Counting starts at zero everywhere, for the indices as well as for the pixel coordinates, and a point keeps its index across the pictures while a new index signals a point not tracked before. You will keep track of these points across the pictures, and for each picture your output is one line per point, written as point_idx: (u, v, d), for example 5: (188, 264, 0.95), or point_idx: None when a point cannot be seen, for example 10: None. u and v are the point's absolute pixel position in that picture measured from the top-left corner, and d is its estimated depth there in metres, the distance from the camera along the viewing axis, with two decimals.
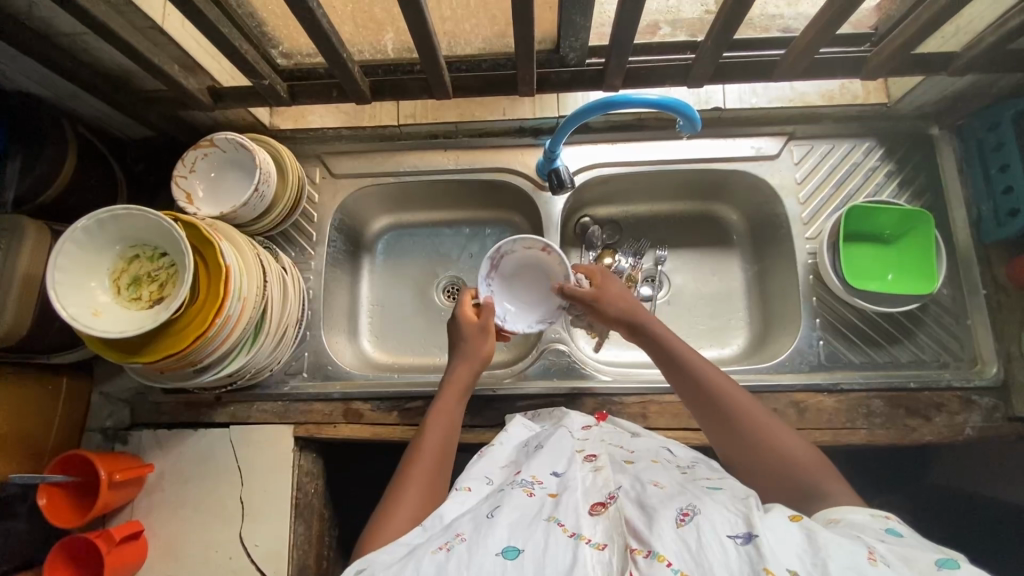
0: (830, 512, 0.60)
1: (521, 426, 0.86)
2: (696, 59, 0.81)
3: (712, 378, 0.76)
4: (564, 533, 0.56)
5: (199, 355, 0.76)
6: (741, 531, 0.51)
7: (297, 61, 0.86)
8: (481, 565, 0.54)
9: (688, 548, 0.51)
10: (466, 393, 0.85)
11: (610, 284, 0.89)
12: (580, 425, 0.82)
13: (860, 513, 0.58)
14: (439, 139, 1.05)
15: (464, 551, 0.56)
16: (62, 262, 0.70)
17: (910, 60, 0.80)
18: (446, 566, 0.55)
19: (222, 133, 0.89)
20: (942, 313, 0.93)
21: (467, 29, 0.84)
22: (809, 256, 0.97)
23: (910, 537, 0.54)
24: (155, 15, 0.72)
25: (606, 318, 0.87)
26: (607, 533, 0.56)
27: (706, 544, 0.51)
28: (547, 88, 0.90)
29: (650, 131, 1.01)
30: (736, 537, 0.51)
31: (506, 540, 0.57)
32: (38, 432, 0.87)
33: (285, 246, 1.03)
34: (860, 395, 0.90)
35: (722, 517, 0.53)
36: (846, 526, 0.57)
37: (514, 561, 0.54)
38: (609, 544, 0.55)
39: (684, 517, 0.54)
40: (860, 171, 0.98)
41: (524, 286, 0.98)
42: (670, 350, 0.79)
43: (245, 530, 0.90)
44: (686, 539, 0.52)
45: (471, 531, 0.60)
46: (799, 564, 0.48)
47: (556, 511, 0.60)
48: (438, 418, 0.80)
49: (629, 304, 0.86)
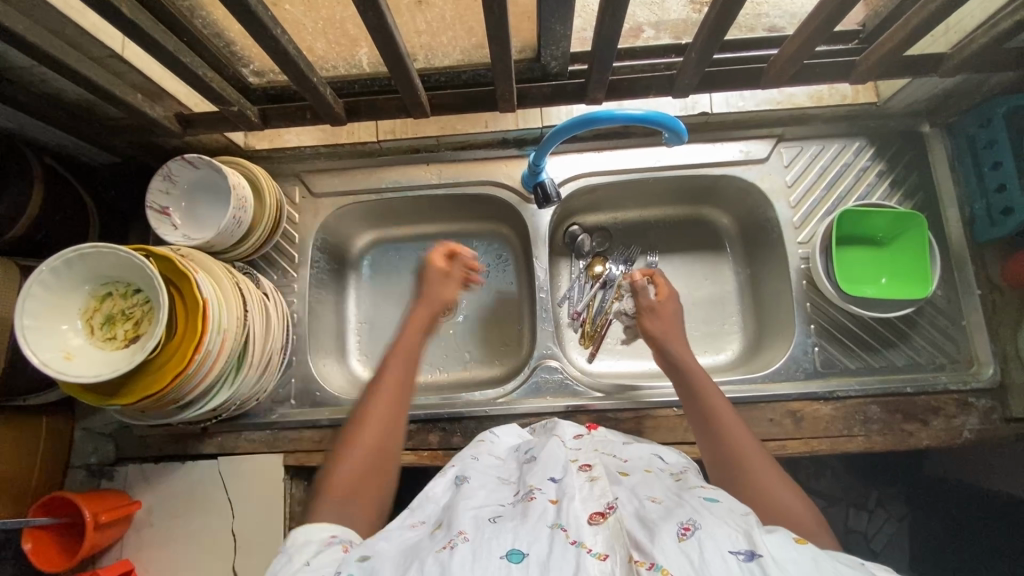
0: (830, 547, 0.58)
1: (511, 434, 0.83)
2: (681, 69, 0.78)
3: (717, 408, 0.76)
4: (566, 540, 0.52)
5: (179, 394, 0.73)
6: (743, 548, 0.49)
7: (268, 80, 0.83)
8: (485, 568, 0.49)
9: (691, 562, 0.49)
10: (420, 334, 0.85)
11: (671, 304, 0.89)
12: (572, 434, 0.78)
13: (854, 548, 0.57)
14: (421, 154, 1.02)
15: (467, 552, 0.52)
16: (29, 306, 0.67)
17: (899, 63, 0.78)
18: (449, 565, 0.50)
19: (148, 182, 0.86)
20: (937, 315, 0.92)
21: (444, 41, 0.81)
22: (801, 261, 0.96)
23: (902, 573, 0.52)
24: (114, 44, 0.69)
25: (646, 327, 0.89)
26: (608, 542, 0.52)
27: (710, 559, 0.48)
28: (528, 101, 0.87)
29: (636, 139, 0.99)
30: (738, 554, 0.48)
31: (510, 543, 0.52)
32: (21, 474, 0.85)
33: (266, 269, 1.00)
34: (857, 402, 0.89)
35: (724, 531, 0.51)
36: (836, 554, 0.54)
37: (519, 564, 0.49)
38: (611, 555, 0.51)
39: (686, 531, 0.52)
40: (852, 172, 0.97)
41: (207, 188, 0.89)
42: (687, 374, 0.80)
43: (237, 564, 0.88)
44: (688, 553, 0.50)
45: (474, 532, 0.55)
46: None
47: (560, 518, 0.55)
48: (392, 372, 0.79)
49: (672, 323, 0.88)
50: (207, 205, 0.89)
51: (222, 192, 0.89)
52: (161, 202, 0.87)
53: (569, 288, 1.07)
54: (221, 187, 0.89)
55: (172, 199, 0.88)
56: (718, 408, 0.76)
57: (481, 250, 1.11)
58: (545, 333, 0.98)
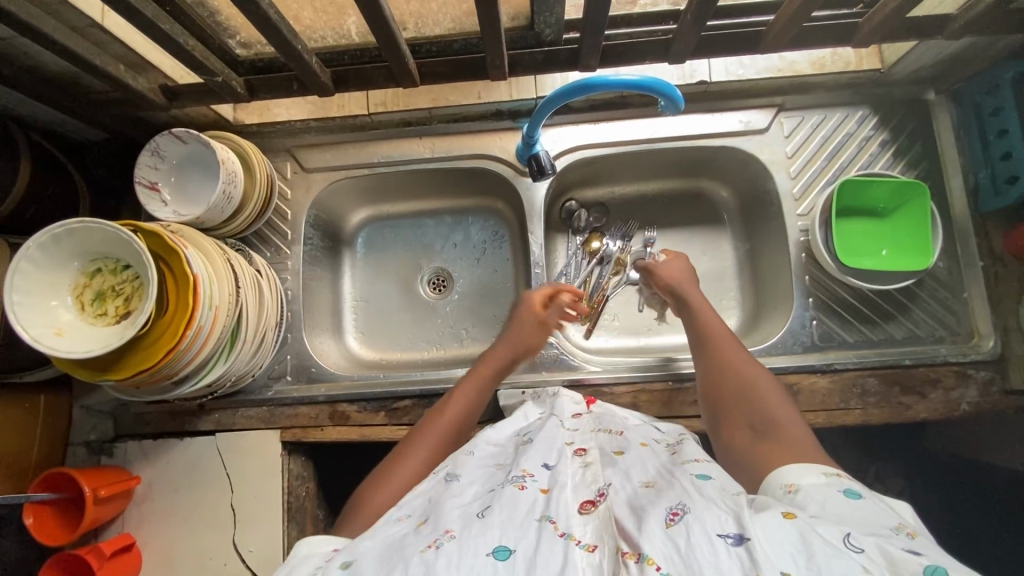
0: (783, 475, 0.60)
1: (510, 420, 0.82)
2: (676, 33, 0.76)
3: (730, 361, 0.77)
4: (555, 532, 0.52)
5: (172, 369, 0.73)
6: (732, 531, 0.48)
7: (256, 51, 0.82)
8: (471, 566, 0.49)
9: (678, 550, 0.48)
10: (498, 374, 0.86)
11: (679, 261, 0.94)
12: (570, 414, 0.79)
13: (813, 475, 0.59)
14: (413, 127, 1.00)
15: (453, 549, 0.51)
16: (18, 283, 0.67)
17: (902, 25, 0.75)
18: (433, 565, 0.49)
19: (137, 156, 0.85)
20: (937, 287, 0.91)
21: (433, 8, 0.79)
22: (800, 233, 0.94)
23: (867, 499, 0.55)
24: (94, 13, 0.68)
25: (660, 285, 0.94)
26: (597, 533, 0.52)
27: (697, 545, 0.48)
28: (520, 70, 0.85)
29: (633, 109, 0.96)
30: (727, 537, 0.48)
31: (497, 540, 0.52)
32: (20, 450, 0.85)
33: (259, 246, 0.99)
34: (855, 375, 0.88)
35: (713, 514, 0.50)
36: (812, 496, 0.56)
37: (506, 562, 0.49)
38: (599, 546, 0.50)
39: (674, 516, 0.51)
40: (853, 143, 0.94)
41: (197, 162, 0.88)
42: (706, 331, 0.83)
43: (237, 538, 0.89)
44: (676, 540, 0.49)
45: (461, 528, 0.54)
46: (792, 567, 0.46)
47: (549, 509, 0.55)
48: (464, 388, 0.83)
49: (688, 279, 0.92)
50: (196, 177, 0.88)
51: (212, 166, 0.87)
52: (148, 175, 0.86)
53: (566, 264, 1.06)
54: (210, 161, 0.87)
55: (160, 173, 0.87)
56: (732, 355, 0.78)
57: (477, 226, 1.10)
58: None
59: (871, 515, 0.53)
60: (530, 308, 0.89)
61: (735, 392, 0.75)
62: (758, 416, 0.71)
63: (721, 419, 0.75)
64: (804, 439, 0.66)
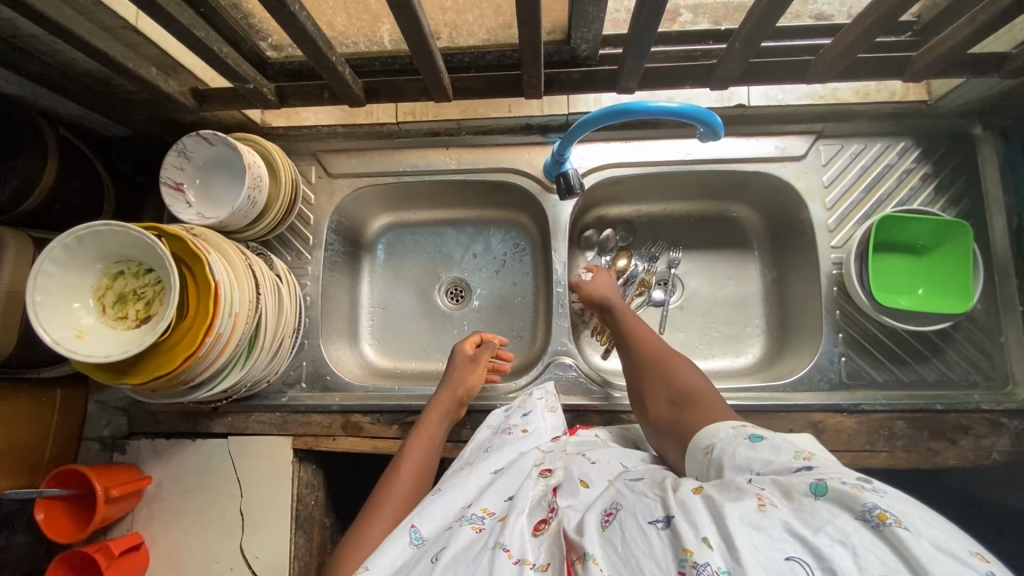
0: (701, 440, 0.60)
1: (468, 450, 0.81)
2: (722, 59, 0.73)
3: (655, 348, 0.77)
4: (508, 560, 0.52)
5: (190, 374, 0.72)
6: (660, 514, 0.48)
7: (287, 54, 0.80)
8: None
9: (616, 549, 0.47)
10: (445, 420, 0.85)
11: (606, 278, 0.92)
12: (548, 438, 0.78)
13: (724, 427, 0.58)
14: (440, 137, 0.98)
15: None
16: (41, 283, 0.67)
17: (956, 62, 0.73)
18: None
19: (165, 158, 0.84)
20: (974, 330, 0.88)
21: (470, 20, 0.77)
22: (833, 266, 0.91)
23: (769, 438, 0.54)
24: (127, 14, 0.67)
25: (587, 299, 0.90)
26: (550, 552, 0.53)
27: (631, 539, 0.47)
28: (557, 87, 0.83)
29: (667, 130, 0.93)
30: (655, 523, 0.47)
31: None
32: (34, 445, 0.85)
33: (280, 250, 0.98)
34: (882, 417, 0.85)
35: (643, 504, 0.50)
36: (721, 455, 0.55)
37: None
38: (551, 563, 0.52)
39: (608, 517, 0.51)
40: (894, 175, 0.91)
41: (222, 167, 0.87)
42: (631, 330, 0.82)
43: (245, 543, 0.89)
44: (611, 540, 0.48)
45: None
46: (711, 531, 0.44)
47: (502, 536, 0.56)
48: (417, 440, 0.81)
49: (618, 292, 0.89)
50: (221, 181, 0.87)
51: (238, 172, 0.87)
52: (173, 176, 0.85)
53: None
54: (236, 167, 0.87)
55: (185, 174, 0.86)
56: (658, 343, 0.78)
57: (498, 238, 1.08)
58: (561, 329, 0.95)
59: (771, 452, 0.52)
60: (462, 353, 0.91)
61: (654, 370, 0.74)
62: (677, 392, 0.70)
63: (643, 398, 0.74)
64: (718, 404, 0.65)
